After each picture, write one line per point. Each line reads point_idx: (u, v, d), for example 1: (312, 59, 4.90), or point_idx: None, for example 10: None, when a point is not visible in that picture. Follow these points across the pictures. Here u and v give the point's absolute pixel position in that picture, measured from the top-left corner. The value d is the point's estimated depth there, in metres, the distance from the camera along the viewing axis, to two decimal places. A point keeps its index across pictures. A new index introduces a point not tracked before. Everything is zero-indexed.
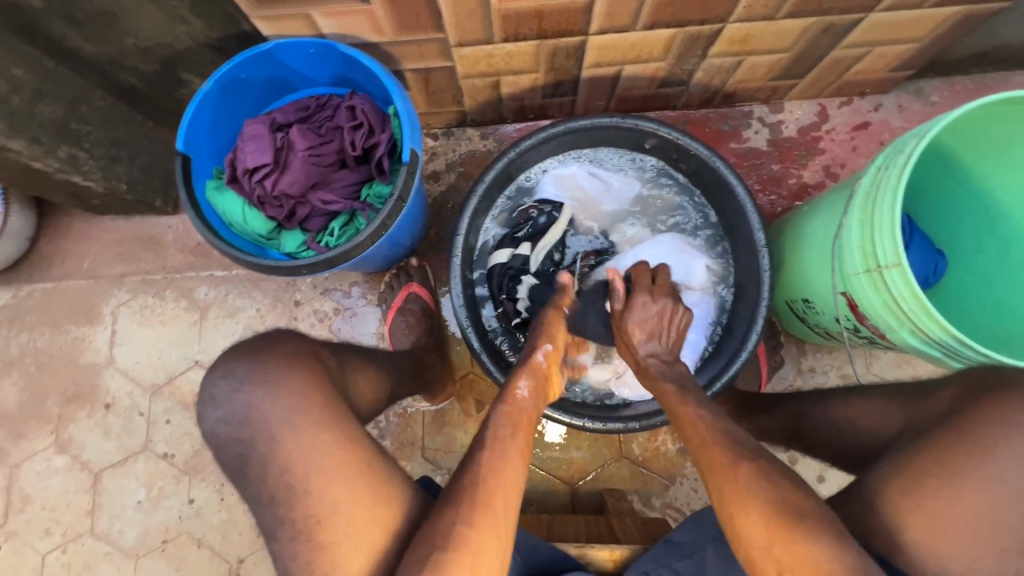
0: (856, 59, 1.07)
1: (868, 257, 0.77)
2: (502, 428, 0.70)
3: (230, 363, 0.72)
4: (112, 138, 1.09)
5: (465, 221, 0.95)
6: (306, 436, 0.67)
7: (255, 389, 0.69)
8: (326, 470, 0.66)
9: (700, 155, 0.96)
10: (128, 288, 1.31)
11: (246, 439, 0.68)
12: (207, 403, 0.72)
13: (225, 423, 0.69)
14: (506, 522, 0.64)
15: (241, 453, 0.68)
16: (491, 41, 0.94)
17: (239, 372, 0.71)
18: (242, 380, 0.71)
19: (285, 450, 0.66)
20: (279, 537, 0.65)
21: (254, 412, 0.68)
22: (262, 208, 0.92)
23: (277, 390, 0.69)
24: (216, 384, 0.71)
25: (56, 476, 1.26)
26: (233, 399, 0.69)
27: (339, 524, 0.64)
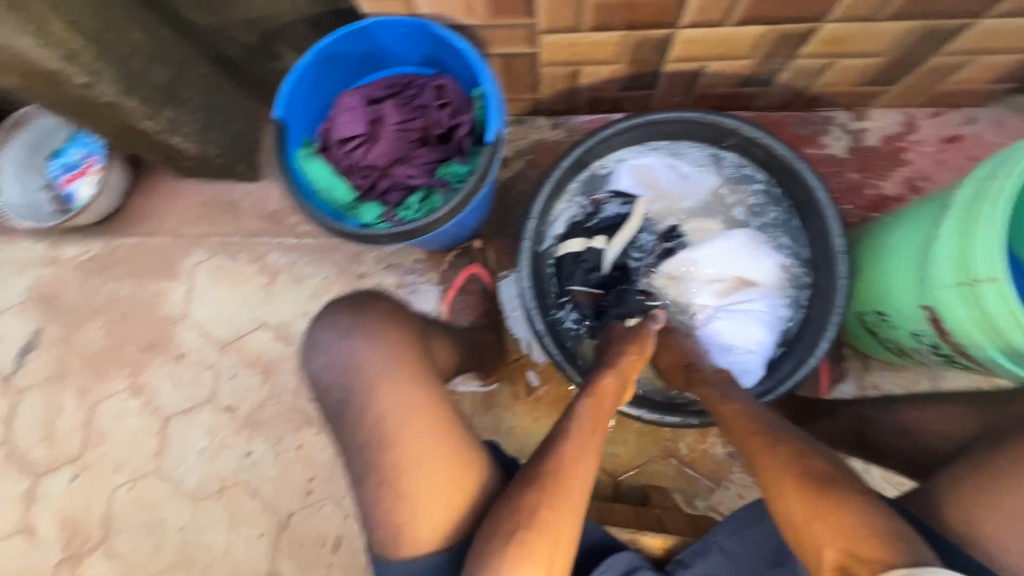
0: (955, 68, 1.03)
1: (961, 270, 0.75)
2: (585, 424, 0.74)
3: (335, 314, 0.81)
4: (209, 105, 1.16)
5: (539, 205, 0.98)
6: (397, 389, 0.75)
7: (357, 340, 0.79)
8: (415, 420, 0.74)
9: (782, 156, 0.95)
10: (206, 248, 1.38)
11: (345, 386, 0.77)
12: (315, 349, 0.81)
13: (328, 366, 0.78)
14: (581, 510, 0.69)
15: (339, 398, 0.77)
16: (580, 29, 0.95)
17: (343, 322, 0.80)
18: (345, 330, 0.80)
19: (379, 397, 0.75)
20: (367, 480, 0.73)
21: (353, 361, 0.77)
22: (350, 177, 0.98)
23: (375, 346, 0.78)
24: (323, 332, 0.81)
25: (130, 417, 1.35)
26: (337, 347, 0.78)
27: (424, 474, 0.71)
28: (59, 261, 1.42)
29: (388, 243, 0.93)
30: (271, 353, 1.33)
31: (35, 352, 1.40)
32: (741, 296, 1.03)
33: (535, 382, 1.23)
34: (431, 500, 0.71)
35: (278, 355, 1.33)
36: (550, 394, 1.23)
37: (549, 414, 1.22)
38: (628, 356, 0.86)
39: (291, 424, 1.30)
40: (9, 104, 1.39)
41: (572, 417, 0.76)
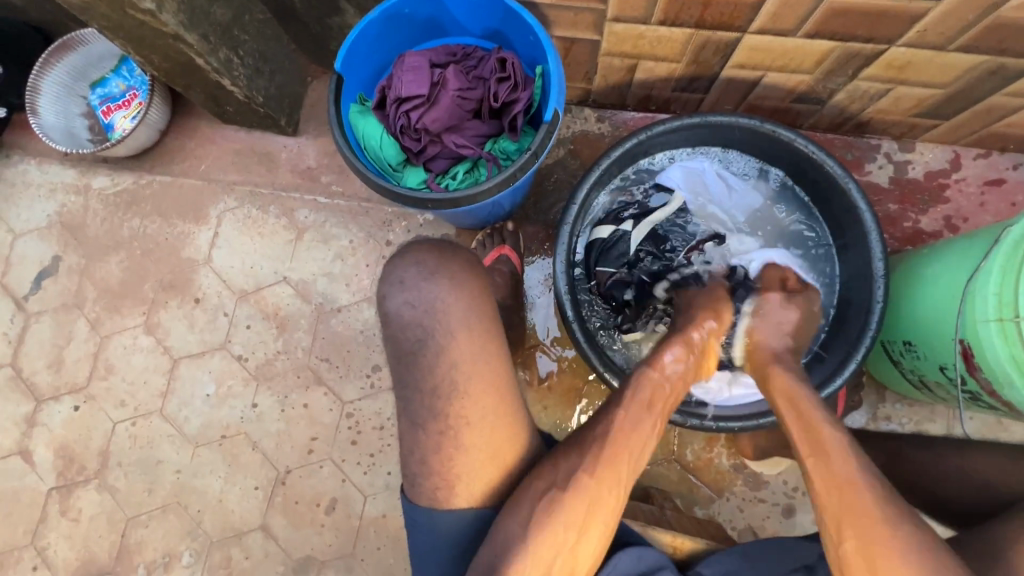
0: (1012, 110, 1.02)
1: (1005, 306, 0.74)
2: (641, 395, 0.78)
3: (421, 255, 0.77)
4: (261, 52, 1.16)
5: (583, 192, 0.97)
6: (477, 345, 0.74)
7: (443, 285, 0.75)
8: (485, 378, 0.74)
9: (834, 174, 0.94)
10: (236, 197, 1.38)
11: (426, 329, 0.73)
12: (394, 285, 0.76)
13: (410, 306, 0.74)
14: (622, 485, 0.73)
15: (418, 339, 0.74)
16: (647, 22, 0.94)
17: (429, 265, 0.76)
18: (430, 272, 0.76)
19: (458, 348, 0.73)
20: (430, 426, 0.73)
21: (437, 304, 0.74)
22: (400, 139, 0.97)
23: (462, 294, 0.75)
24: (406, 270, 0.76)
25: (139, 354, 1.35)
26: (422, 287, 0.74)
27: (488, 429, 0.73)
28: (87, 190, 1.41)
29: (432, 208, 0.93)
30: (288, 309, 1.33)
31: (52, 278, 1.39)
32: None
33: (548, 371, 1.23)
34: (487, 457, 0.74)
35: (295, 312, 1.32)
36: (562, 384, 1.22)
37: (559, 404, 1.21)
38: (702, 326, 0.88)
39: (299, 381, 1.30)
40: (57, 27, 1.38)
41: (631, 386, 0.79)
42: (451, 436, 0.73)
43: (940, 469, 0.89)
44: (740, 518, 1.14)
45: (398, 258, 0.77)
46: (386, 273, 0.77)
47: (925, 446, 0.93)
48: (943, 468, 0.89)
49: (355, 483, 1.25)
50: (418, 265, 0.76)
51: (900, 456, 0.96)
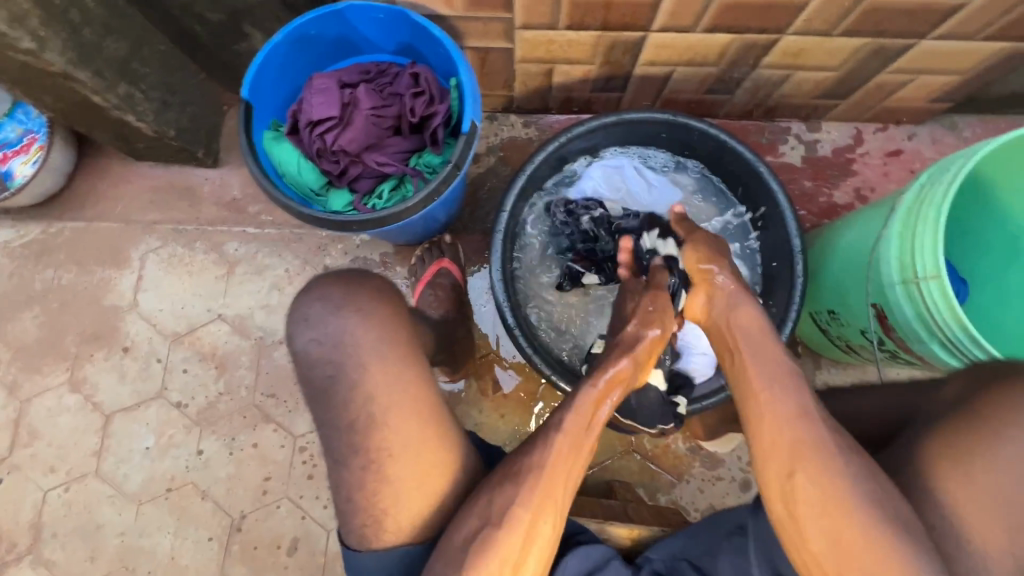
0: (899, 85, 1.10)
1: (906, 269, 0.80)
2: (576, 421, 0.75)
3: (325, 288, 0.81)
4: (168, 84, 1.10)
5: (511, 198, 0.98)
6: (392, 374, 0.77)
7: (351, 317, 0.78)
8: (404, 408, 0.76)
9: (746, 158, 0.98)
10: (159, 236, 1.31)
11: (336, 362, 0.77)
12: (299, 323, 0.80)
13: (319, 342, 0.78)
14: (557, 512, 0.72)
15: (329, 376, 0.77)
16: (555, 26, 0.96)
17: (335, 298, 0.80)
18: (337, 306, 0.79)
19: (372, 382, 0.76)
20: (352, 463, 0.75)
21: (344, 339, 0.77)
22: (318, 162, 0.96)
23: (370, 325, 0.78)
24: (310, 307, 0.80)
25: (66, 415, 1.25)
26: (329, 323, 0.78)
27: (410, 456, 0.75)
28: None
29: (358, 230, 0.91)
30: (226, 347, 1.27)
31: None
32: None
33: (500, 378, 1.23)
34: (416, 477, 0.75)
35: (234, 349, 1.27)
36: (517, 390, 1.22)
37: (516, 410, 1.21)
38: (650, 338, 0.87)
39: (246, 421, 1.24)
40: None
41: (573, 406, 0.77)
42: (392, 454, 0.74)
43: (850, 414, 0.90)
44: (701, 499, 1.17)
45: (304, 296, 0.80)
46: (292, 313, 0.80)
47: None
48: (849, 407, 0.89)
49: (316, 518, 1.21)
50: (322, 300, 0.80)
51: None
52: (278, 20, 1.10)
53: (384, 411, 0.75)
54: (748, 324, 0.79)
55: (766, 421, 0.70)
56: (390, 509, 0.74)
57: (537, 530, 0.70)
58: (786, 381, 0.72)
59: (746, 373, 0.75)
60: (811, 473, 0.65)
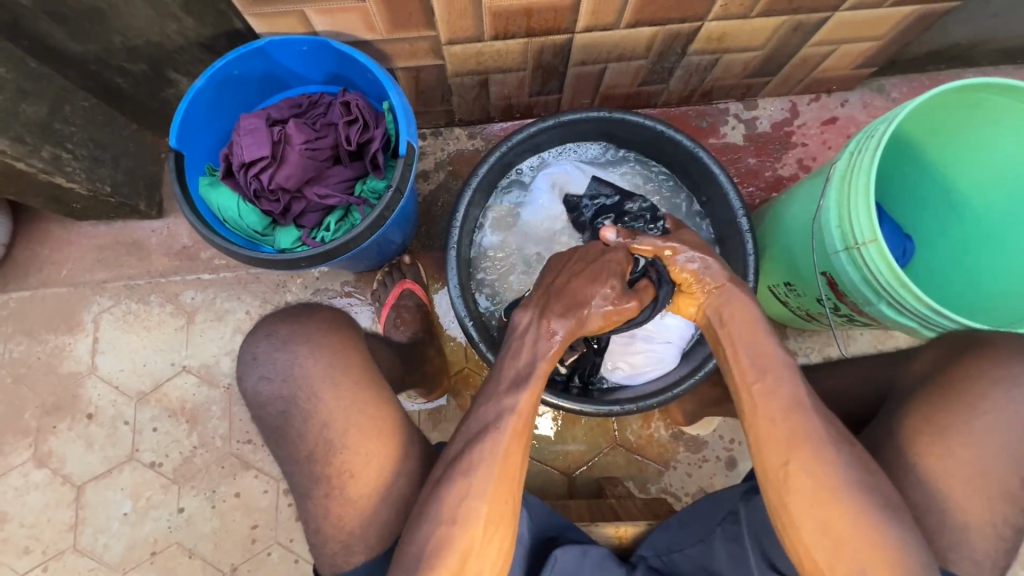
0: (824, 56, 1.13)
1: (847, 236, 0.82)
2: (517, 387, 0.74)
3: (271, 327, 0.80)
4: (96, 139, 1.08)
5: (460, 212, 0.98)
6: (347, 398, 0.76)
7: (300, 350, 0.78)
8: (365, 429, 0.75)
9: (685, 145, 1.00)
10: (110, 294, 1.27)
11: (287, 399, 0.76)
12: (248, 363, 0.78)
13: (267, 380, 0.77)
14: (512, 494, 0.71)
15: (281, 412, 0.76)
16: (481, 39, 0.96)
17: (281, 334, 0.79)
18: (284, 341, 0.79)
19: (327, 409, 0.75)
20: (326, 500, 0.74)
21: (295, 372, 0.76)
22: (258, 203, 0.95)
23: (321, 355, 0.77)
24: (258, 346, 0.79)
25: (35, 492, 1.21)
26: (274, 360, 0.77)
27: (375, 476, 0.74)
28: None
29: (307, 265, 0.90)
30: (195, 400, 1.23)
31: None
32: None
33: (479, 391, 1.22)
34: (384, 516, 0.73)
35: (203, 401, 1.23)
36: None
37: None
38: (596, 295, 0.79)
39: (225, 471, 1.21)
40: None
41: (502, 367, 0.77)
42: (365, 482, 0.74)
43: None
44: (690, 483, 1.18)
45: (251, 335, 0.79)
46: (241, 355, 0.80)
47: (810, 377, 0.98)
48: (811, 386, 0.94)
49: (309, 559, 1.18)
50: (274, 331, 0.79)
51: None
52: (202, 63, 1.08)
53: (353, 446, 0.74)
54: (746, 322, 0.76)
55: (773, 414, 0.71)
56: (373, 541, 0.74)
57: (510, 461, 0.71)
58: (781, 371, 0.73)
59: (734, 367, 0.75)
60: (806, 466, 0.69)
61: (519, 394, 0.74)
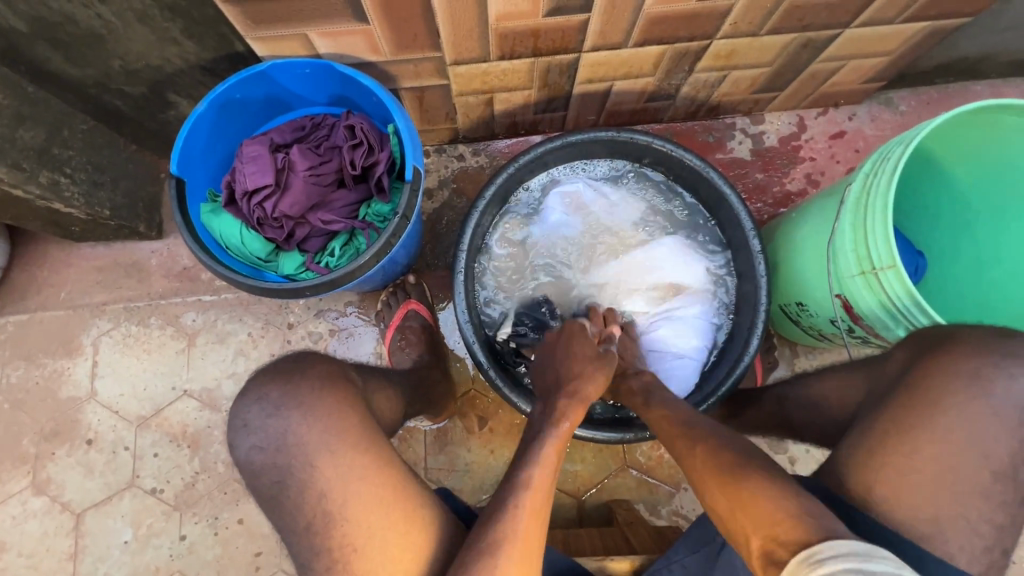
0: (833, 72, 1.12)
1: (863, 260, 0.80)
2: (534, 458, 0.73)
3: (262, 389, 0.77)
4: (95, 163, 1.06)
5: (467, 235, 0.97)
6: (343, 466, 0.72)
7: (292, 414, 0.74)
8: (373, 469, 0.73)
9: (695, 166, 0.98)
10: (110, 317, 1.25)
11: (281, 466, 0.73)
12: (239, 430, 0.75)
13: (259, 449, 0.74)
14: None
15: (277, 480, 0.73)
16: (487, 59, 0.94)
17: (272, 398, 0.75)
18: (275, 406, 0.75)
19: (323, 477, 0.71)
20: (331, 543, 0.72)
21: (288, 439, 0.73)
22: (262, 230, 0.93)
23: (314, 421, 0.74)
24: (249, 410, 0.76)
25: (34, 520, 1.18)
26: (267, 427, 0.74)
27: (375, 554, 0.69)
28: None
29: (312, 294, 0.88)
30: (197, 424, 1.21)
31: None
32: (677, 301, 1.04)
33: (485, 414, 1.20)
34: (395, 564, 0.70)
35: (205, 425, 1.21)
36: (502, 424, 1.20)
37: (505, 444, 1.19)
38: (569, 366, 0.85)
39: (228, 497, 1.19)
40: None
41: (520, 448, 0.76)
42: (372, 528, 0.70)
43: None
44: (702, 504, 1.16)
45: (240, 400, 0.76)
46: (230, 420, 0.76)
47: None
48: None
49: None
50: (266, 384, 0.77)
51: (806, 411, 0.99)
52: (203, 84, 1.06)
53: (362, 487, 0.71)
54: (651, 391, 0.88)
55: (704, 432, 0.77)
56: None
57: (530, 543, 0.67)
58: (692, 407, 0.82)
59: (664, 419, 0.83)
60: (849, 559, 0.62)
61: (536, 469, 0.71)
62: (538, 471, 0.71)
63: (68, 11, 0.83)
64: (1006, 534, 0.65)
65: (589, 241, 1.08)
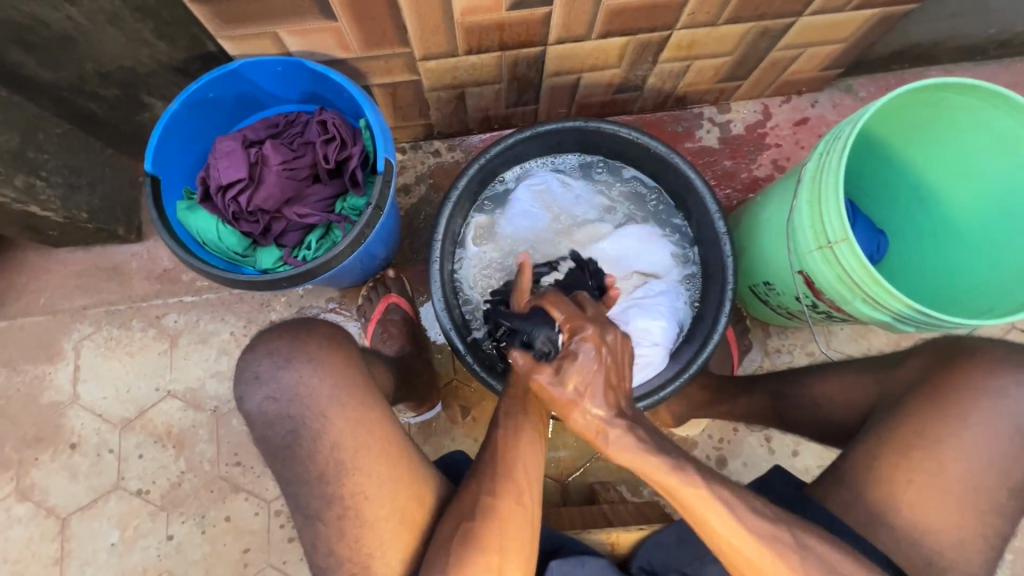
0: (792, 59, 1.16)
1: (819, 235, 0.84)
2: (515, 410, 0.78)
3: (272, 343, 0.79)
4: (71, 166, 1.07)
5: (441, 225, 0.99)
6: (353, 419, 0.75)
7: (281, 375, 0.77)
8: (351, 451, 0.74)
9: (660, 152, 1.01)
10: (91, 321, 1.25)
11: (294, 418, 0.75)
12: (250, 380, 0.77)
13: (273, 400, 0.76)
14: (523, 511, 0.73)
15: (290, 430, 0.76)
16: (455, 53, 0.97)
17: (282, 351, 0.78)
18: (286, 358, 0.78)
19: (333, 431, 0.75)
20: (317, 520, 0.74)
21: (299, 392, 0.76)
22: (238, 225, 0.95)
23: (304, 387, 0.76)
24: (259, 363, 0.78)
25: (18, 526, 1.18)
26: (279, 378, 0.77)
27: (386, 503, 0.74)
28: None
29: (289, 285, 0.90)
30: (181, 424, 1.22)
31: None
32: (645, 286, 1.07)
33: (468, 403, 1.22)
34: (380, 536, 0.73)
35: (190, 425, 1.22)
36: (485, 412, 1.22)
37: None
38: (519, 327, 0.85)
39: (214, 495, 1.19)
40: None
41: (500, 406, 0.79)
42: (351, 512, 0.73)
43: (807, 397, 0.96)
44: None
45: (250, 353, 0.78)
46: (241, 371, 0.78)
47: (797, 375, 0.99)
48: (807, 395, 0.96)
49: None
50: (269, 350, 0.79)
51: (776, 389, 1.01)
52: (177, 86, 1.08)
53: (348, 465, 0.74)
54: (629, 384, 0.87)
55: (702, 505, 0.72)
56: (372, 558, 0.73)
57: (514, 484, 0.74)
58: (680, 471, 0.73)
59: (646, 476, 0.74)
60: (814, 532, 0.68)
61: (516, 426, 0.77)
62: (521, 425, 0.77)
63: (38, 14, 0.84)
64: None
65: (556, 235, 1.12)
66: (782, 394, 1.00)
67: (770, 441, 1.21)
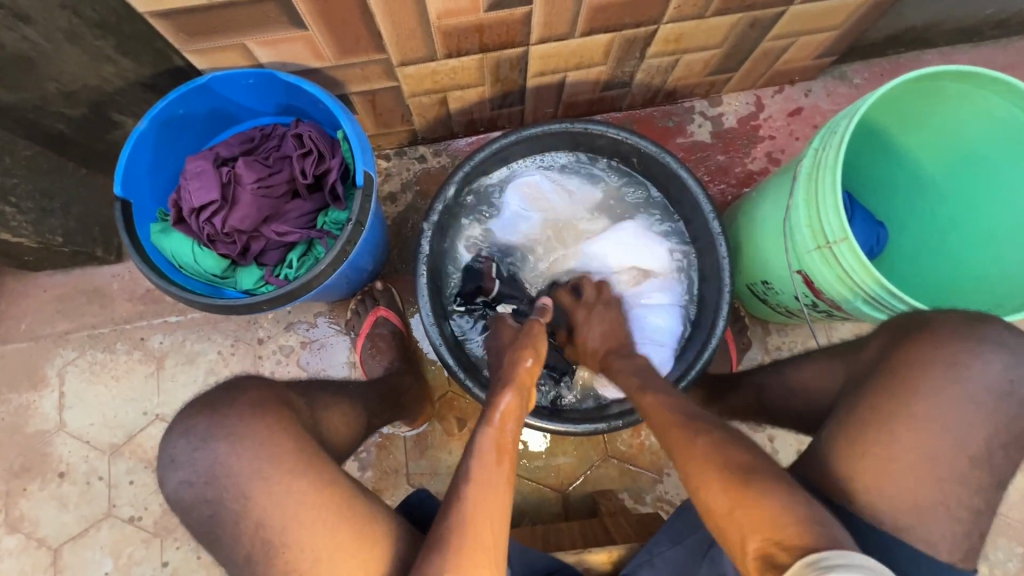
0: (783, 49, 1.13)
1: (818, 235, 0.81)
2: (486, 451, 0.71)
3: (190, 420, 0.74)
4: (43, 190, 1.03)
5: (426, 237, 0.96)
6: (282, 492, 0.69)
7: (220, 445, 0.71)
8: (309, 510, 0.69)
9: (651, 152, 0.98)
10: (74, 346, 1.22)
11: (213, 500, 0.70)
12: (169, 465, 0.72)
13: (189, 483, 0.71)
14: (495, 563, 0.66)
15: (211, 514, 0.70)
16: (434, 58, 0.93)
17: (199, 430, 0.72)
18: (203, 438, 0.72)
19: (260, 506, 0.69)
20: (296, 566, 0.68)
21: (219, 471, 0.70)
22: (214, 246, 0.92)
23: (243, 450, 0.71)
24: (176, 445, 0.72)
25: (9, 558, 1.15)
26: (194, 461, 0.71)
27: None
28: None
29: (270, 307, 0.87)
30: None
31: None
32: (643, 284, 1.05)
33: (463, 415, 1.20)
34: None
35: None
36: None
37: None
38: (522, 363, 0.84)
39: None
40: None
41: (473, 449, 0.72)
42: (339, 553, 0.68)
43: None
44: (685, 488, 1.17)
45: (167, 434, 0.73)
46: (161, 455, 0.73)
47: None
48: None
49: None
50: (229, 389, 0.77)
51: (761, 382, 0.98)
52: (147, 102, 1.04)
53: (307, 520, 0.68)
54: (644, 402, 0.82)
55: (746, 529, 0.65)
56: None
57: (484, 538, 0.66)
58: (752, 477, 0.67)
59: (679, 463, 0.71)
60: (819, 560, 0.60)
61: (488, 469, 0.70)
62: (496, 474, 0.70)
63: None
64: (980, 514, 0.66)
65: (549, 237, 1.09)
66: (767, 388, 0.97)
67: (773, 441, 1.19)
